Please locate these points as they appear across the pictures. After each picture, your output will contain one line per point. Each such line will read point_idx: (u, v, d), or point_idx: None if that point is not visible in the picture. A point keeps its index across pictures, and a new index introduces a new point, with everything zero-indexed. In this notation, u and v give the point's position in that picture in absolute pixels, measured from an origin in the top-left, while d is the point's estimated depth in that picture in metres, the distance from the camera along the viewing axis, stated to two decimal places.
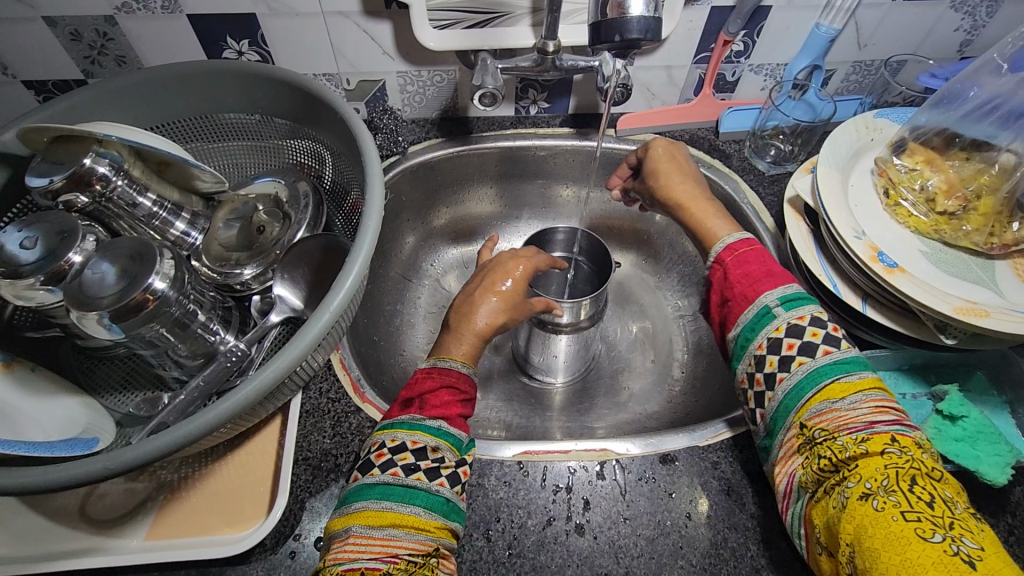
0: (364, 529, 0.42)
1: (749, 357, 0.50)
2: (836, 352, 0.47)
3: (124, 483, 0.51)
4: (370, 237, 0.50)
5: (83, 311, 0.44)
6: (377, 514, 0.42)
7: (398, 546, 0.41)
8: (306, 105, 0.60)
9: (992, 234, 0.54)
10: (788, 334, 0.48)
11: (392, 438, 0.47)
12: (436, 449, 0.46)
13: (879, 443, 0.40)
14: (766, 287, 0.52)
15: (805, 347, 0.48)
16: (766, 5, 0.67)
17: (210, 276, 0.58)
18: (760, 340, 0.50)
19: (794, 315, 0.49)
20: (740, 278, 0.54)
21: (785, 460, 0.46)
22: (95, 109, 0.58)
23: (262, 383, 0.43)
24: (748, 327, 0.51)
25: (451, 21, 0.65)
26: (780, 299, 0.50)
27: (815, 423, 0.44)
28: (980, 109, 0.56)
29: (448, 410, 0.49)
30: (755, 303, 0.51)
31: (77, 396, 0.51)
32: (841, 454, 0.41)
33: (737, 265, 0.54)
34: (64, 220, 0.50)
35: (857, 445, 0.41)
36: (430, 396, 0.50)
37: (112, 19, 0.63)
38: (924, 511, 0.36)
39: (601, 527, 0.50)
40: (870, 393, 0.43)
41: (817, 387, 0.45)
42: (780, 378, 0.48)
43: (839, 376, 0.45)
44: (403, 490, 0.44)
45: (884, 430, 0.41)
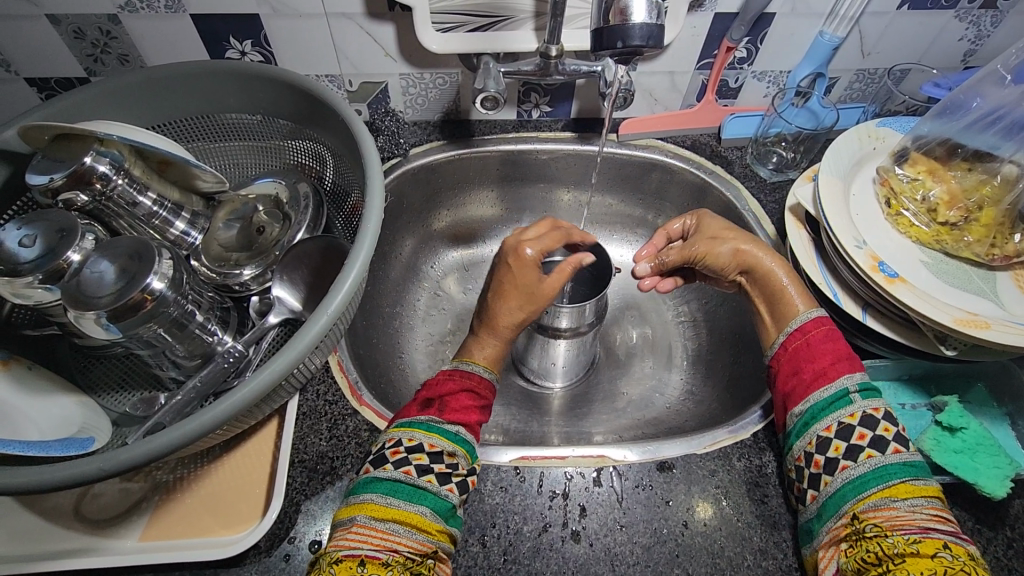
0: (369, 520, 0.42)
1: (811, 436, 0.48)
2: (905, 453, 0.45)
3: (120, 483, 0.50)
4: (369, 240, 0.50)
5: (81, 310, 0.44)
6: (384, 508, 0.43)
7: (399, 542, 0.42)
8: (308, 106, 0.60)
9: (993, 246, 0.53)
10: (861, 424, 0.46)
11: (411, 436, 0.48)
12: (453, 453, 0.47)
13: (930, 546, 0.40)
14: (845, 369, 0.50)
15: (877, 440, 0.46)
16: (770, 13, 0.67)
17: (209, 276, 0.58)
18: (830, 422, 0.47)
19: (871, 404, 0.47)
20: (818, 353, 0.52)
21: (827, 547, 0.44)
22: (97, 107, 0.58)
23: (259, 385, 0.43)
24: (818, 407, 0.48)
25: (454, 24, 0.65)
26: (860, 384, 0.49)
27: (868, 516, 0.43)
28: (982, 120, 0.56)
29: (467, 415, 0.51)
30: (834, 383, 0.49)
31: (74, 395, 0.51)
32: (890, 550, 0.40)
33: (820, 341, 0.52)
34: (64, 219, 0.50)
35: (908, 543, 0.40)
36: (450, 399, 0.51)
37: (115, 18, 0.63)
38: None
39: (598, 534, 0.50)
40: (931, 501, 0.43)
41: (882, 481, 0.44)
42: (843, 465, 0.46)
43: (904, 475, 0.44)
44: (411, 489, 0.44)
45: (938, 536, 0.41)
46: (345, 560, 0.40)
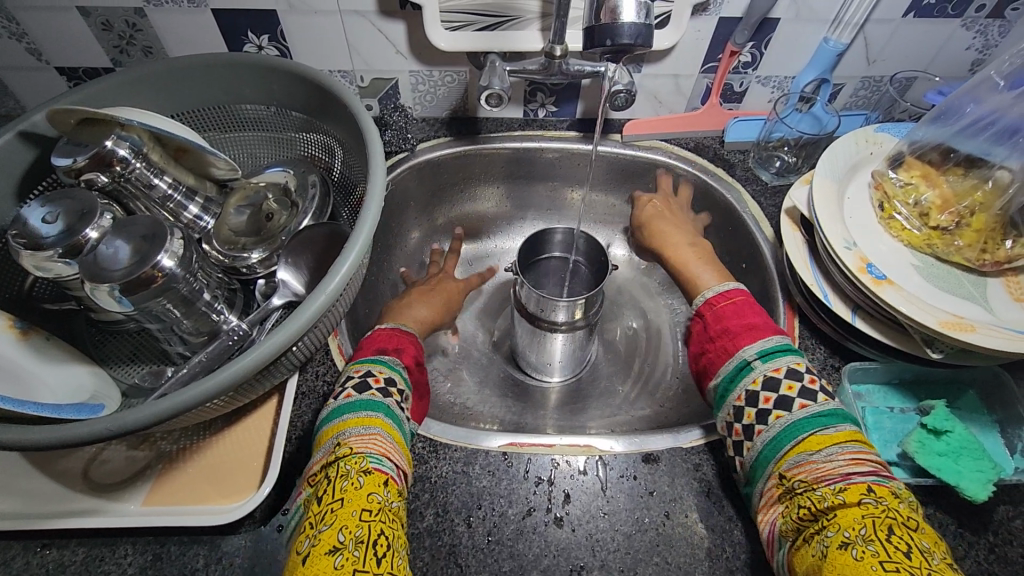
0: (384, 436, 0.47)
1: (727, 408, 0.52)
2: (812, 405, 0.47)
3: (126, 450, 0.53)
4: (369, 227, 0.52)
5: (96, 283, 0.47)
6: (391, 429, 0.48)
7: (403, 467, 0.47)
8: (317, 98, 0.63)
9: (984, 250, 0.54)
10: (763, 388, 0.50)
11: (382, 370, 0.53)
12: (409, 396, 0.53)
13: (855, 493, 0.41)
14: (746, 340, 0.54)
15: (782, 401, 0.49)
16: (774, 18, 0.68)
17: (219, 259, 0.61)
18: (739, 392, 0.51)
19: (769, 367, 0.50)
20: (719, 331, 0.56)
21: (765, 509, 0.46)
22: (119, 95, 0.61)
23: (254, 360, 0.45)
24: (726, 379, 0.53)
25: (462, 23, 0.67)
26: (758, 352, 0.52)
27: (794, 473, 0.45)
28: (976, 124, 0.56)
29: (416, 366, 0.57)
30: (734, 357, 0.53)
31: (87, 365, 0.54)
32: (819, 504, 0.42)
33: (716, 319, 0.57)
34: (86, 200, 0.53)
35: (835, 494, 0.42)
36: (404, 350, 0.57)
37: (141, 11, 0.67)
38: (904, 563, 0.38)
39: (580, 520, 0.51)
40: (846, 445, 0.44)
41: (793, 438, 0.46)
42: (758, 430, 0.49)
43: (814, 427, 0.46)
44: (399, 419, 0.50)
45: (860, 481, 0.42)
46: (374, 475, 0.44)
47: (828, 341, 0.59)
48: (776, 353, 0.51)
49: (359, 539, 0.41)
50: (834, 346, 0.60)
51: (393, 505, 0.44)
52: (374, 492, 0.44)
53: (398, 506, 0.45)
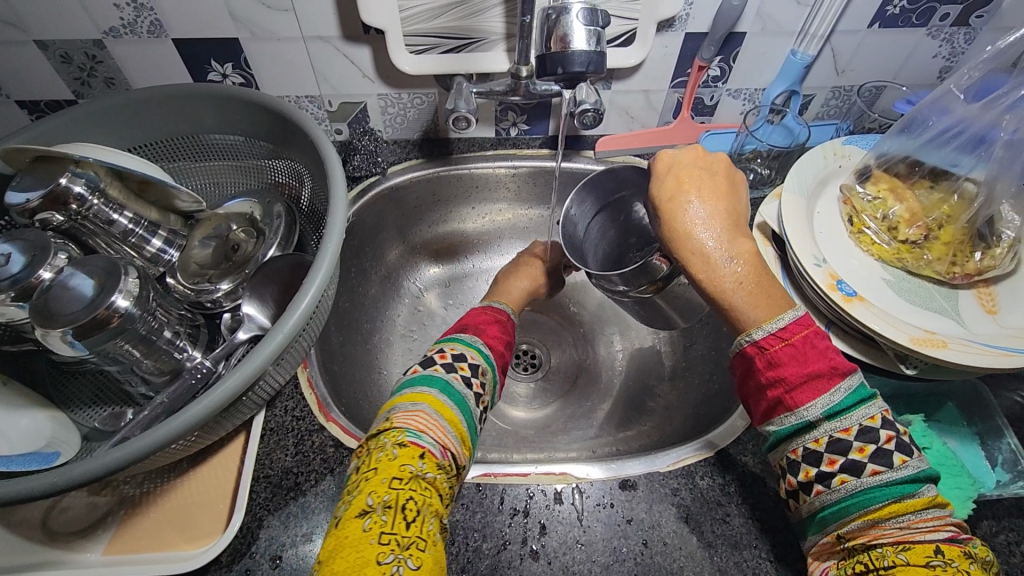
0: (432, 411, 0.44)
1: (782, 455, 0.44)
2: (886, 472, 0.39)
3: (87, 496, 0.51)
4: (331, 259, 0.51)
5: (47, 328, 0.45)
6: (443, 406, 0.45)
7: (452, 444, 0.43)
8: (283, 128, 0.62)
9: (954, 263, 0.54)
10: (830, 450, 0.41)
11: (454, 346, 0.53)
12: (484, 371, 0.52)
13: (921, 554, 0.37)
14: (806, 397, 0.42)
15: (851, 464, 0.40)
16: (740, 32, 0.67)
17: (183, 293, 0.60)
18: (795, 445, 0.43)
19: (839, 426, 0.41)
20: (771, 378, 0.44)
21: (818, 556, 0.43)
22: (77, 130, 0.60)
23: (217, 399, 0.44)
24: (781, 433, 0.43)
25: (427, 46, 0.66)
26: (824, 412, 0.41)
27: (853, 536, 0.40)
28: (943, 135, 0.56)
29: (497, 342, 0.57)
30: (794, 414, 0.42)
31: (45, 410, 0.52)
32: (878, 562, 0.38)
33: (768, 367, 0.44)
34: (39, 239, 0.52)
35: (896, 553, 0.37)
36: (487, 329, 0.58)
37: (100, 43, 0.66)
38: None
39: (556, 552, 0.50)
40: (921, 513, 0.39)
41: (863, 505, 0.40)
42: (817, 489, 0.41)
43: (890, 495, 0.39)
44: (460, 398, 0.47)
45: (928, 541, 0.38)
46: (410, 446, 0.40)
47: None
48: (849, 409, 0.41)
49: (386, 504, 0.37)
50: None
51: (430, 475, 0.39)
52: (408, 463, 0.39)
53: (440, 480, 0.40)
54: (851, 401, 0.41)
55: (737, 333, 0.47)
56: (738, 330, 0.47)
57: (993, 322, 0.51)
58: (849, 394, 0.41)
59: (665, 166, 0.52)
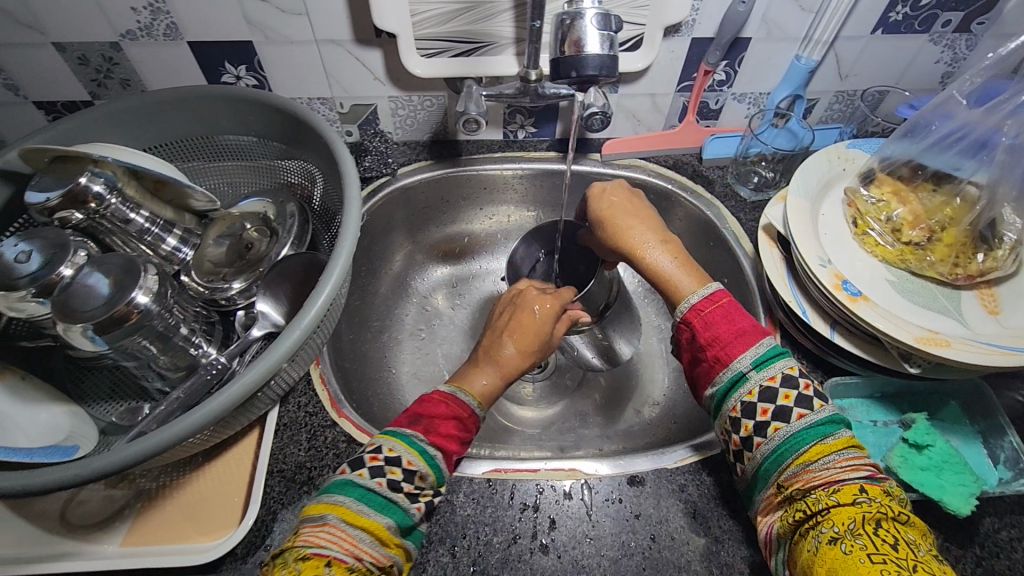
0: (341, 522, 0.41)
1: (724, 418, 0.48)
2: (811, 415, 0.44)
3: (104, 489, 0.52)
4: (345, 257, 0.52)
5: (69, 323, 0.46)
6: (355, 515, 0.42)
7: (364, 550, 0.41)
8: (296, 129, 0.63)
9: (957, 265, 0.55)
10: (761, 399, 0.46)
11: (392, 448, 0.46)
12: (422, 477, 0.45)
13: (849, 493, 0.40)
14: (738, 349, 0.48)
15: (780, 412, 0.45)
16: (746, 37, 0.69)
17: (198, 291, 0.61)
18: (733, 402, 0.47)
19: (765, 375, 0.46)
20: (708, 339, 0.50)
21: (765, 511, 0.45)
22: (95, 130, 0.61)
23: (236, 394, 0.45)
24: (721, 391, 0.48)
25: (438, 50, 0.67)
26: (753, 361, 0.47)
27: (791, 483, 0.43)
28: (947, 139, 0.57)
29: (449, 444, 0.48)
30: (728, 368, 0.48)
31: (64, 404, 0.53)
32: (814, 506, 0.40)
33: (704, 328, 0.50)
34: (59, 237, 0.53)
35: (829, 496, 0.40)
36: (439, 421, 0.49)
37: (117, 45, 0.67)
38: (891, 554, 0.37)
39: (566, 546, 0.51)
40: (845, 453, 0.42)
41: (794, 450, 0.43)
42: (756, 442, 0.45)
43: (816, 437, 0.43)
44: (383, 502, 0.43)
45: (854, 480, 0.41)
46: (312, 560, 0.39)
47: (811, 357, 0.59)
48: (772, 359, 0.47)
49: None
50: (815, 360, 0.59)
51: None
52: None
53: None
54: (771, 353, 0.47)
55: (675, 307, 0.53)
56: (677, 303, 0.53)
57: (995, 323, 0.52)
58: (769, 347, 0.48)
59: (607, 190, 0.61)
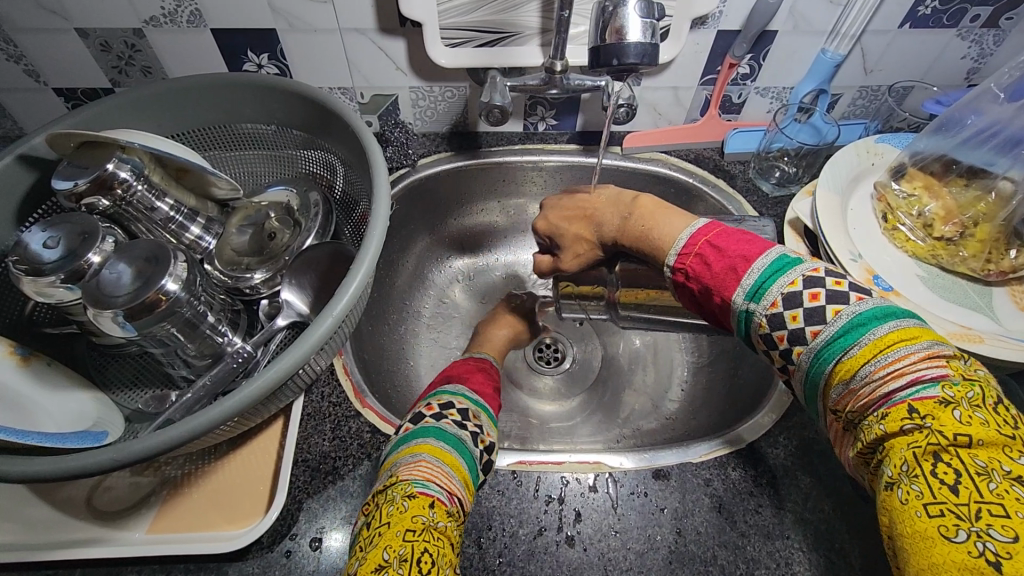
0: (434, 460, 0.43)
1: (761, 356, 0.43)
2: (824, 329, 0.38)
3: (130, 476, 0.52)
4: (375, 246, 0.51)
5: (100, 309, 0.46)
6: (443, 453, 0.44)
7: (457, 490, 0.42)
8: (319, 116, 0.62)
9: (989, 261, 0.54)
10: (772, 329, 0.40)
11: (438, 399, 0.51)
12: (476, 413, 0.50)
13: (896, 417, 0.34)
14: (733, 286, 0.42)
15: (795, 334, 0.39)
16: (772, 30, 0.68)
17: (221, 279, 0.60)
18: (756, 338, 0.42)
19: (766, 303, 0.41)
20: (703, 290, 0.44)
21: (842, 441, 0.40)
22: (118, 117, 0.60)
23: (268, 381, 0.45)
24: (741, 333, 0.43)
25: (462, 40, 0.67)
26: (747, 295, 0.42)
27: (841, 406, 0.38)
28: (979, 136, 0.56)
29: (487, 389, 0.55)
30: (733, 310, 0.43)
31: (90, 391, 0.53)
32: (866, 437, 0.35)
33: (692, 280, 0.45)
34: (87, 222, 0.52)
35: (876, 424, 0.35)
36: (467, 373, 0.56)
37: (140, 32, 0.66)
38: (950, 500, 0.30)
39: (592, 539, 0.51)
40: (880, 361, 0.35)
41: (822, 371, 0.38)
42: (793, 368, 0.41)
43: (837, 355, 0.38)
44: (454, 439, 0.46)
45: (898, 400, 0.34)
46: (419, 498, 0.39)
47: None
48: (767, 284, 0.41)
49: (403, 558, 0.36)
50: None
51: (440, 526, 0.39)
52: (420, 514, 0.38)
53: (449, 529, 0.40)
54: (771, 273, 0.41)
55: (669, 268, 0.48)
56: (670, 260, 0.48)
57: None
58: (764, 270, 0.41)
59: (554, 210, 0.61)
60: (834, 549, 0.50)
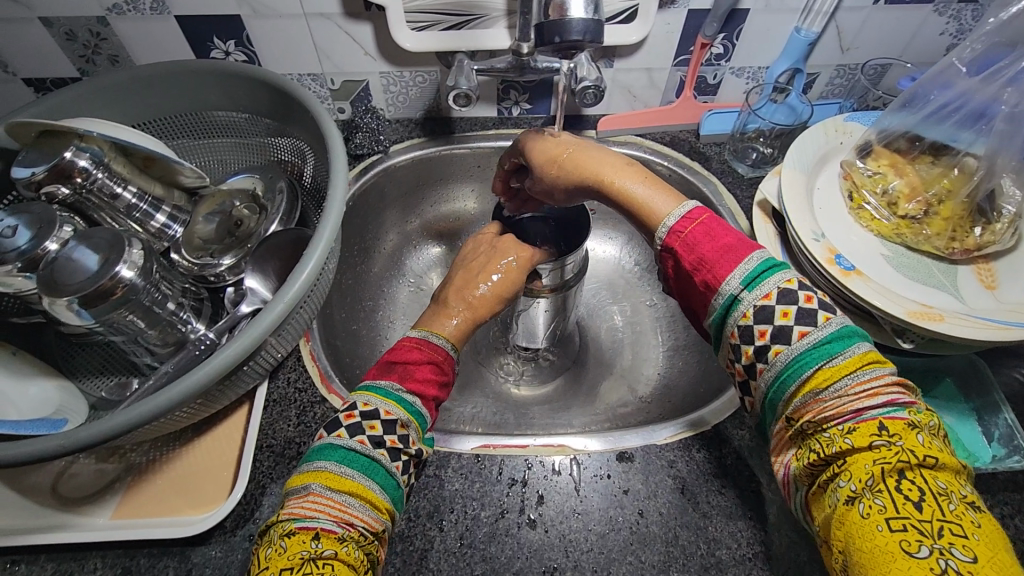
0: (325, 489, 0.40)
1: (726, 346, 0.44)
2: (813, 331, 0.40)
3: (95, 463, 0.53)
4: (330, 232, 0.51)
5: (54, 296, 0.46)
6: (339, 480, 0.40)
7: (355, 516, 0.39)
8: (284, 103, 0.62)
9: (953, 239, 0.54)
10: (757, 321, 0.42)
11: (366, 402, 0.44)
12: (405, 425, 0.44)
13: (865, 434, 0.36)
14: (726, 269, 0.43)
15: (779, 333, 0.41)
16: (744, 9, 0.67)
17: (187, 267, 0.61)
18: (732, 327, 0.43)
19: (759, 294, 0.42)
20: (692, 262, 0.45)
21: (778, 450, 0.42)
22: (81, 106, 0.60)
23: (217, 367, 0.45)
24: (716, 316, 0.44)
25: (428, 23, 0.66)
26: (743, 281, 0.42)
27: (801, 415, 0.39)
28: (941, 111, 0.56)
29: (428, 388, 0.48)
30: (720, 292, 0.43)
31: (54, 379, 0.53)
32: (827, 449, 0.37)
33: (687, 251, 0.45)
34: (45, 212, 0.52)
35: (843, 438, 0.36)
36: (412, 367, 0.48)
37: (104, 20, 0.66)
38: (912, 516, 0.32)
39: (554, 521, 0.51)
40: (858, 376, 0.37)
41: (798, 378, 0.39)
42: (760, 369, 0.42)
43: (820, 361, 0.39)
44: (365, 462, 0.42)
45: (872, 417, 0.36)
46: (299, 534, 0.38)
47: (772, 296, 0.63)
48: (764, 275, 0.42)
49: None
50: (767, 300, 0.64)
51: (328, 555, 0.37)
52: (299, 551, 0.37)
53: (344, 555, 0.37)
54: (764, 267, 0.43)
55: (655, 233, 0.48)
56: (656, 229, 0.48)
57: (991, 298, 0.51)
58: (761, 260, 0.43)
59: (536, 141, 0.57)
60: (797, 530, 0.50)
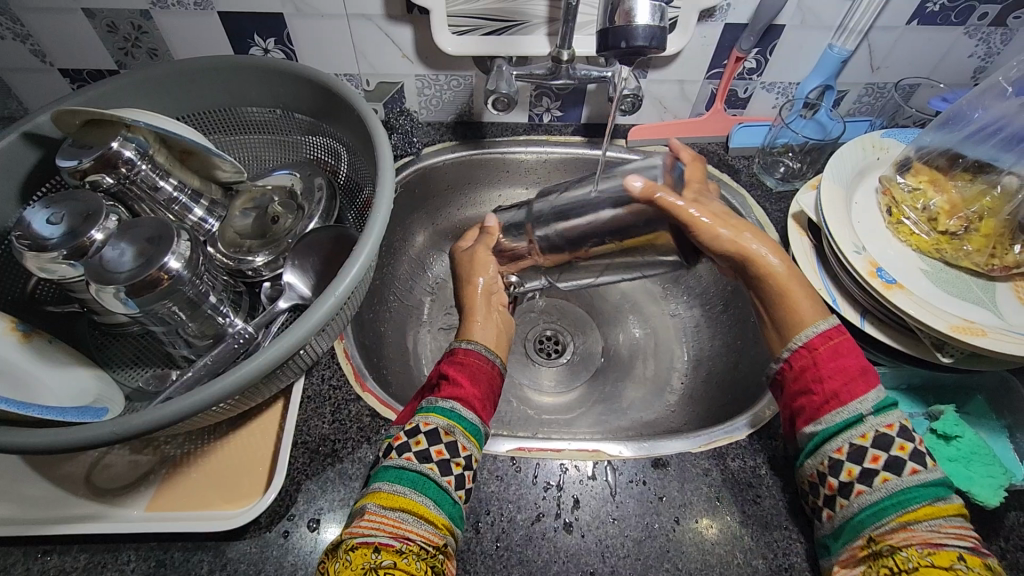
0: (380, 508, 0.41)
1: (822, 458, 0.45)
2: (924, 472, 0.42)
3: (130, 454, 0.53)
4: (378, 230, 0.51)
5: (102, 284, 0.46)
6: (392, 498, 0.41)
7: (411, 530, 0.39)
8: (326, 101, 0.62)
9: (993, 256, 0.55)
10: (875, 446, 0.43)
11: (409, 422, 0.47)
12: (447, 431, 0.45)
13: (946, 559, 0.38)
14: (859, 390, 0.45)
15: (892, 462, 0.42)
16: (780, 24, 0.68)
17: (224, 262, 0.60)
18: (841, 444, 0.44)
19: (883, 422, 0.43)
20: (829, 373, 0.46)
21: (844, 565, 0.42)
22: (123, 98, 0.60)
23: (267, 361, 0.45)
24: (826, 432, 0.45)
25: (470, 27, 0.67)
26: (873, 406, 0.44)
27: (885, 539, 0.41)
28: (981, 132, 0.57)
29: (462, 390, 0.49)
30: (846, 408, 0.45)
31: (90, 368, 0.53)
32: (905, 564, 0.38)
33: (830, 358, 0.47)
34: (90, 201, 0.52)
35: (923, 556, 0.38)
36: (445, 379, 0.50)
37: (147, 13, 0.66)
38: None
39: (590, 526, 0.51)
40: (953, 520, 0.40)
41: (900, 507, 0.41)
42: (857, 490, 0.42)
43: (926, 498, 0.41)
44: (416, 477, 0.42)
45: (953, 549, 0.38)
46: (360, 548, 0.38)
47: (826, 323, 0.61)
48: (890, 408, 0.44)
49: None
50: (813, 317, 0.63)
51: (387, 565, 0.37)
52: (361, 564, 0.37)
53: (404, 565, 0.37)
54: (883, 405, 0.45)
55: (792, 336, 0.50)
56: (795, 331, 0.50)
57: None
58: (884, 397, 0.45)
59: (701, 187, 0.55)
60: None
